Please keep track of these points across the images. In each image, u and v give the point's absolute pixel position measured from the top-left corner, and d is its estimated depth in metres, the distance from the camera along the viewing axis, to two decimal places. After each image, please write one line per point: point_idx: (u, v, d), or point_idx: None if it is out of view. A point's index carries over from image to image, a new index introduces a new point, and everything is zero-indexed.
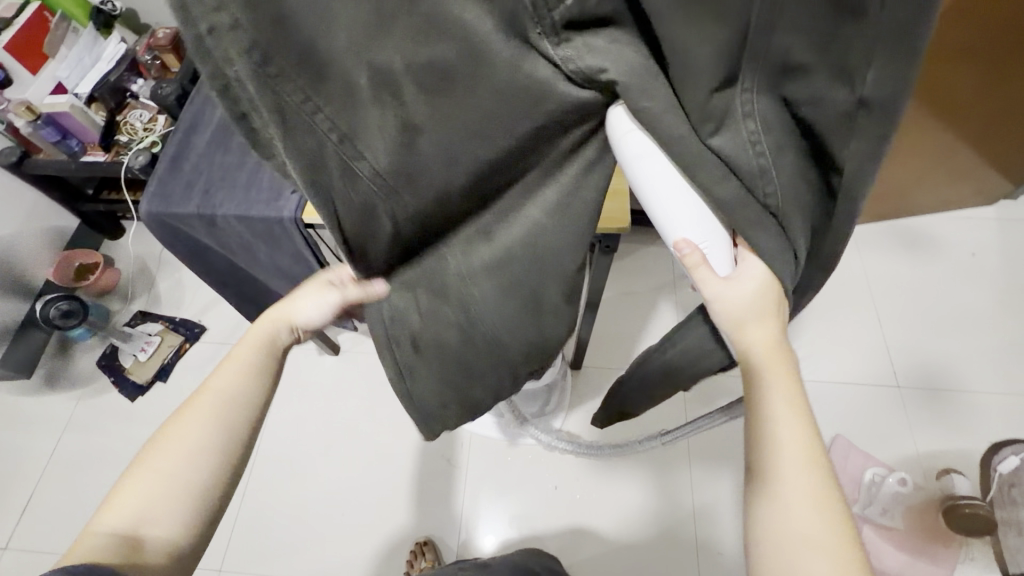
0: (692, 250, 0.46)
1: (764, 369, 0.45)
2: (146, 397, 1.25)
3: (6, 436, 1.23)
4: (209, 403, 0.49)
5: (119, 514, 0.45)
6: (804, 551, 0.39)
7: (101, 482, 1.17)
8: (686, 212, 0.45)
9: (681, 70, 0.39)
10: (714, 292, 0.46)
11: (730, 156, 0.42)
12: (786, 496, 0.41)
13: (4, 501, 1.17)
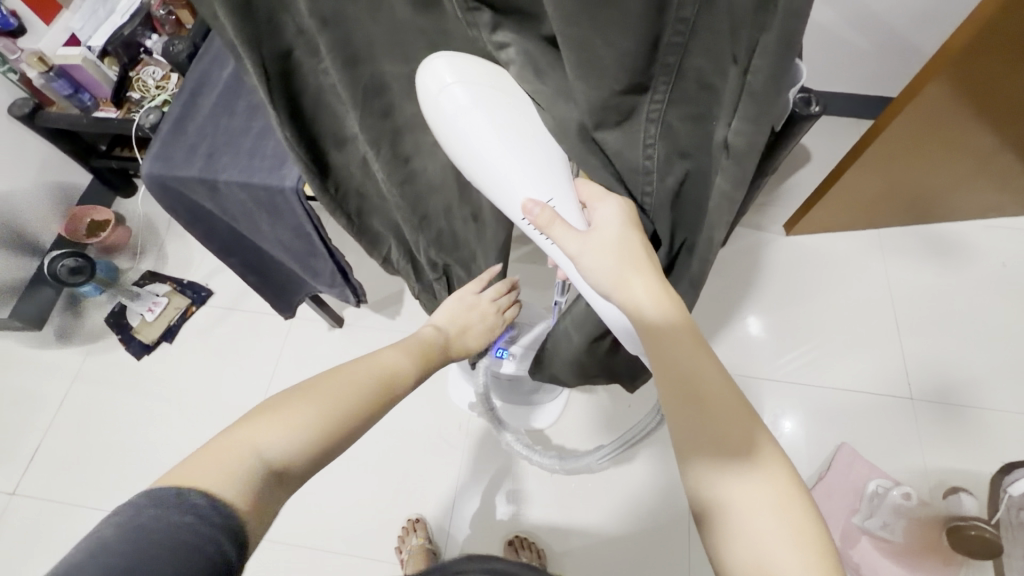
0: (541, 208, 0.47)
1: (671, 336, 0.45)
2: (153, 355, 1.27)
3: (15, 383, 1.25)
4: (373, 381, 0.50)
5: (261, 457, 0.40)
6: (758, 519, 0.39)
7: (106, 435, 1.20)
8: (514, 170, 0.46)
9: (586, 68, 0.40)
10: (576, 247, 0.48)
11: (620, 153, 0.47)
12: (726, 466, 0.41)
13: (12, 447, 1.20)
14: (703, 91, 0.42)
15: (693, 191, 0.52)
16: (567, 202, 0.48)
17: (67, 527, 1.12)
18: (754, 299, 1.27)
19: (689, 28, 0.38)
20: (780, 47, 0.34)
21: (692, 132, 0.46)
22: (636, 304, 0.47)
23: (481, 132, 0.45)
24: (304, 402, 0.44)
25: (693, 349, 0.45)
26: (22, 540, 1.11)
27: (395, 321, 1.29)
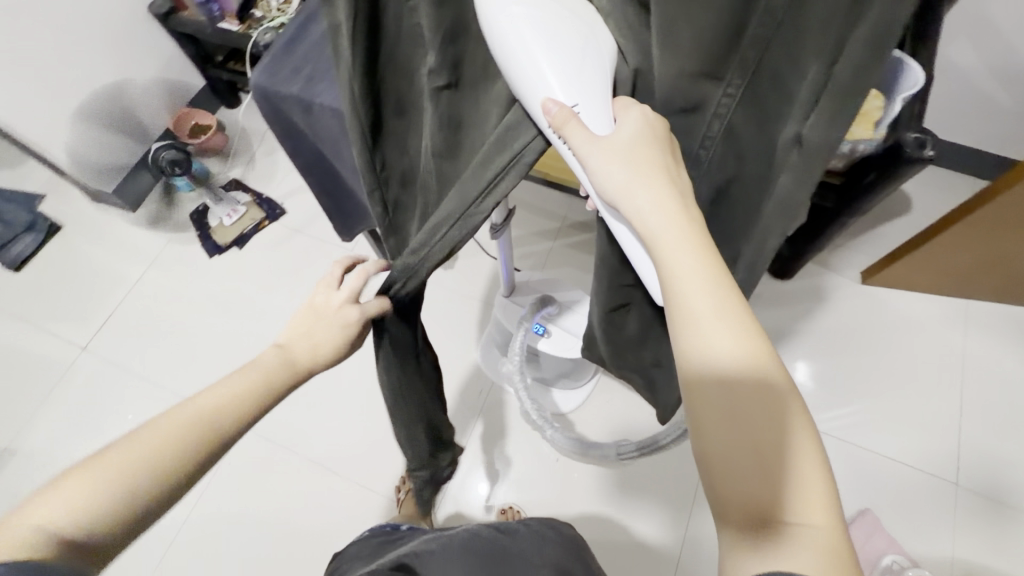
0: (559, 107, 0.44)
1: (679, 249, 0.43)
2: (223, 257, 1.37)
3: (102, 254, 1.38)
4: (203, 410, 0.47)
5: (56, 527, 0.39)
6: (767, 445, 0.38)
7: (169, 318, 1.31)
8: (551, 67, 0.45)
9: (674, 43, 0.43)
10: (590, 148, 0.45)
11: (683, 138, 0.50)
12: (738, 397, 0.40)
13: (90, 308, 1.33)
14: (771, 91, 0.45)
15: (735, 199, 0.52)
16: (593, 109, 0.46)
17: (122, 389, 1.24)
18: (808, 343, 1.21)
19: (778, 24, 0.42)
20: (869, 42, 0.38)
21: (758, 134, 0.48)
22: (648, 219, 0.44)
23: (527, 38, 0.45)
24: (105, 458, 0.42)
25: (701, 267, 0.42)
26: (86, 394, 1.24)
27: (442, 277, 1.32)
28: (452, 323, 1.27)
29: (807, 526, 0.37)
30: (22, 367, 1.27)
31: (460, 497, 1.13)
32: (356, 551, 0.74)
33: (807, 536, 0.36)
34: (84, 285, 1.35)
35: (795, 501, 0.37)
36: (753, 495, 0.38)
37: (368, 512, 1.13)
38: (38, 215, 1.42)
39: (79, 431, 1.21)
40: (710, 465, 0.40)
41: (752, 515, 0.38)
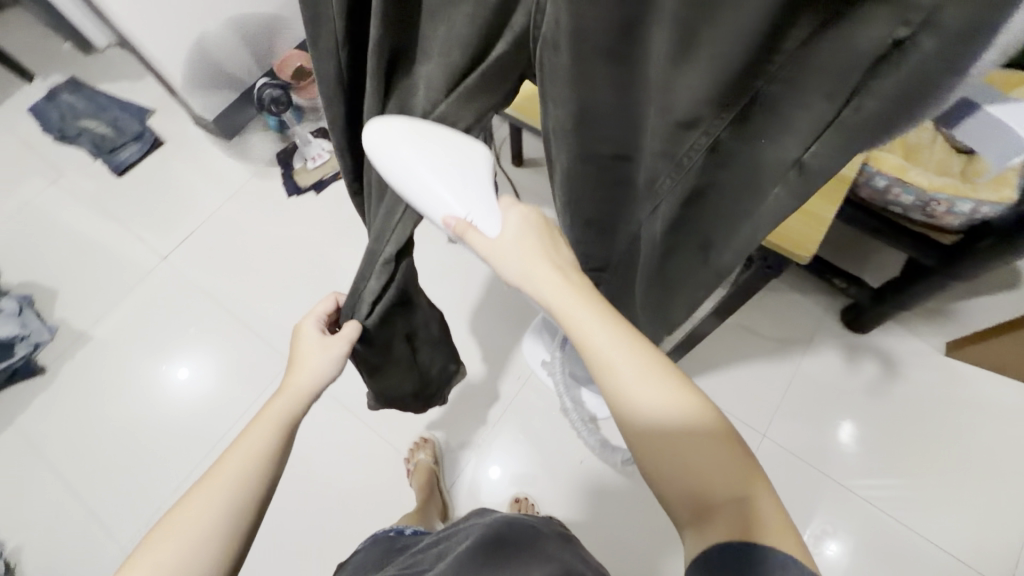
0: (457, 221, 0.46)
1: (573, 309, 0.43)
2: (299, 199, 1.43)
3: (195, 174, 1.47)
4: (240, 468, 0.48)
5: None
6: (686, 444, 0.39)
7: (242, 245, 1.38)
8: (441, 187, 0.45)
9: (681, 46, 0.32)
10: (488, 253, 0.47)
11: (664, 144, 0.40)
12: (650, 417, 0.40)
13: (175, 223, 1.42)
14: (766, 125, 0.34)
15: (705, 208, 0.44)
16: (485, 211, 0.47)
17: (189, 303, 1.33)
18: (867, 405, 1.13)
19: (796, 43, 0.29)
20: (899, 97, 0.27)
21: (747, 162, 0.37)
22: (540, 291, 0.45)
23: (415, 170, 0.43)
24: (151, 540, 0.44)
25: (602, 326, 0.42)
26: (161, 299, 1.34)
27: None
28: (503, 306, 1.28)
29: (739, 499, 0.37)
30: (111, 263, 1.38)
31: (478, 476, 1.16)
32: (359, 566, 0.73)
33: (741, 509, 0.36)
34: (174, 200, 1.45)
35: (724, 483, 0.38)
36: (688, 492, 0.39)
37: (389, 468, 1.18)
38: (148, 128, 1.53)
39: (148, 332, 1.30)
40: (653, 475, 0.40)
41: (693, 504, 0.38)
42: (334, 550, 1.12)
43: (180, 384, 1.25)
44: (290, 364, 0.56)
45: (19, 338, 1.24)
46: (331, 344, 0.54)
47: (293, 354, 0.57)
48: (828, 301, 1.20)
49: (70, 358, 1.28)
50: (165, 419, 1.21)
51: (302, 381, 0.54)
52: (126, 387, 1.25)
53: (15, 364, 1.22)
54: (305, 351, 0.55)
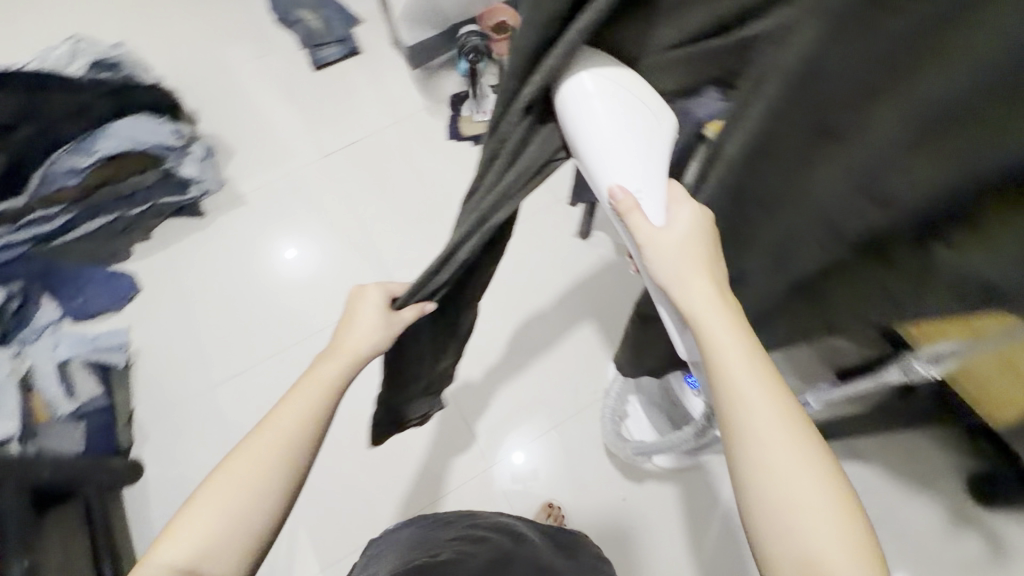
0: (625, 196, 0.47)
1: (722, 332, 0.47)
2: (456, 145, 1.48)
3: (376, 90, 1.57)
4: (271, 451, 0.55)
5: (167, 565, 0.51)
6: (800, 493, 0.44)
7: (392, 169, 1.47)
8: (625, 158, 0.47)
9: (898, 174, 0.35)
10: (646, 238, 0.48)
11: (810, 236, 0.44)
12: (772, 454, 0.45)
13: (344, 128, 1.53)
14: (929, 262, 0.37)
15: (842, 289, 0.44)
16: (654, 197, 0.48)
17: (331, 202, 1.44)
18: None
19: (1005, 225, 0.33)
20: None
21: (886, 280, 0.41)
22: (691, 300, 0.48)
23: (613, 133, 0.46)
24: (196, 503, 0.54)
25: (745, 355, 0.47)
26: (309, 191, 1.46)
27: (622, 273, 1.29)
28: (605, 318, 1.26)
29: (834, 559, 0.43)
30: (282, 145, 1.52)
31: (521, 466, 1.15)
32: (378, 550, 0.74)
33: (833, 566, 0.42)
34: (351, 107, 1.55)
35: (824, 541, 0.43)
36: (769, 495, 0.45)
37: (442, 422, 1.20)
38: (352, 36, 1.65)
39: (289, 215, 1.43)
40: (757, 514, 0.45)
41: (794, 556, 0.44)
42: (368, 472, 1.16)
43: (299, 269, 1.36)
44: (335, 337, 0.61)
45: (194, 182, 1.40)
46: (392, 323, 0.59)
47: (343, 325, 0.61)
48: (956, 458, 1.06)
49: (224, 213, 1.43)
50: (277, 294, 1.34)
51: (354, 347, 0.59)
52: (256, 255, 1.38)
53: (185, 202, 1.40)
54: (359, 320, 0.60)
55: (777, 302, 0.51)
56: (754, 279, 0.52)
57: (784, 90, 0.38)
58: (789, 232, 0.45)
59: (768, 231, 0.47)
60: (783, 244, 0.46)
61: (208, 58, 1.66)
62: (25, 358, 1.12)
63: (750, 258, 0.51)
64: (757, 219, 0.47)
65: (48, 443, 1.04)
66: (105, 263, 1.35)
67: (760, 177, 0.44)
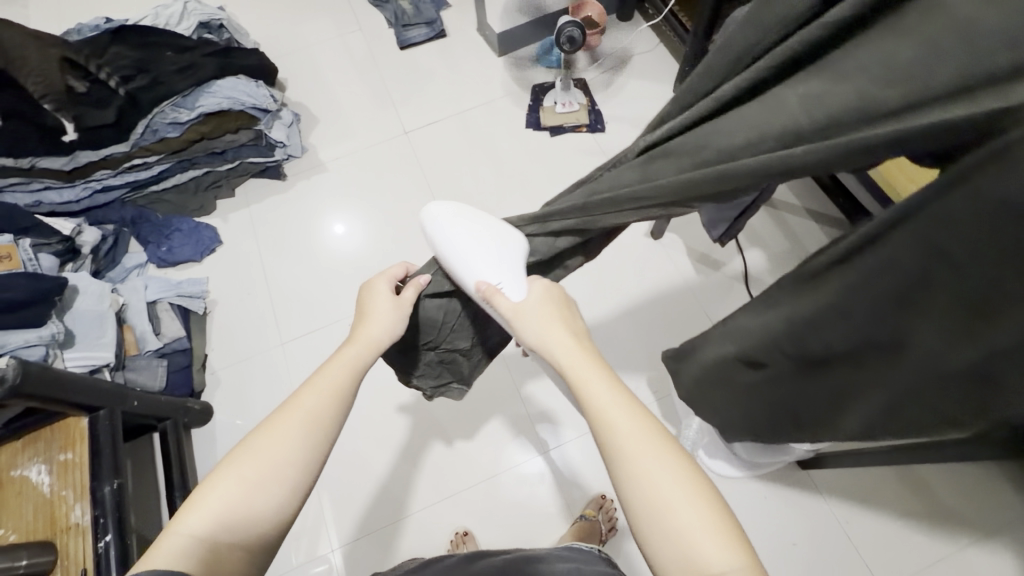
0: (487, 286, 0.58)
1: (591, 377, 0.51)
2: (534, 134, 1.49)
3: (459, 74, 1.59)
4: (309, 411, 0.50)
5: (189, 534, 0.44)
6: (677, 503, 0.44)
7: (469, 151, 1.49)
8: (475, 260, 0.59)
9: None
10: (511, 311, 0.57)
11: (979, 332, 0.36)
12: (658, 484, 0.44)
13: (425, 107, 1.56)
14: None
15: None
16: (514, 284, 0.59)
17: (407, 178, 1.47)
18: None
19: None
20: None
21: None
22: (561, 352, 0.53)
23: (464, 250, 0.61)
24: (223, 464, 0.48)
25: (607, 385, 0.50)
26: (386, 166, 1.49)
27: (692, 276, 1.28)
28: (673, 319, 1.24)
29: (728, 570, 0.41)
30: (364, 119, 1.56)
31: (575, 457, 1.15)
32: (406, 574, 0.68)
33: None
34: (433, 88, 1.58)
35: (713, 556, 0.41)
36: (673, 540, 0.43)
37: (500, 403, 1.20)
38: (440, 18, 1.67)
39: (352, 190, 1.46)
40: (645, 536, 0.44)
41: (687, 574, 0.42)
42: (422, 444, 1.18)
43: (354, 246, 1.39)
44: (359, 321, 0.60)
45: (280, 146, 1.46)
46: (404, 305, 0.61)
47: (365, 312, 0.61)
48: None
49: (304, 179, 1.48)
50: (329, 268, 1.37)
51: (374, 332, 0.58)
52: (313, 226, 1.42)
53: (269, 163, 1.45)
54: (380, 305, 0.60)
55: (945, 380, 0.40)
56: (918, 351, 0.40)
57: None
58: (991, 301, 0.34)
59: (949, 297, 0.36)
60: (971, 313, 0.35)
61: (300, 29, 1.71)
62: (119, 294, 1.18)
63: (918, 328, 0.39)
64: (935, 282, 0.36)
65: (135, 376, 1.10)
66: (192, 215, 1.41)
67: (962, 241, 0.34)
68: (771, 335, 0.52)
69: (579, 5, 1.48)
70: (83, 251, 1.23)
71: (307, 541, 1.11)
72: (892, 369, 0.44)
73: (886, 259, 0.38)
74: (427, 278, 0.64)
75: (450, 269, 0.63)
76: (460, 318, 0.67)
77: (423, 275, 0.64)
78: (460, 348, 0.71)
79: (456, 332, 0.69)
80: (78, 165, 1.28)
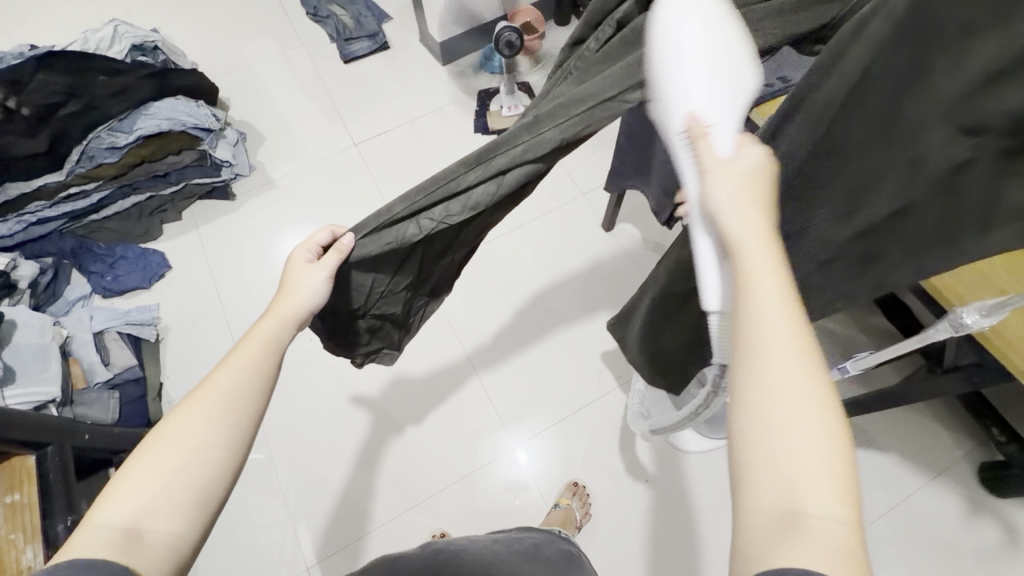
0: (697, 123, 0.48)
1: (762, 273, 0.40)
2: (483, 137, 1.52)
3: (405, 83, 1.61)
4: (228, 389, 0.50)
5: (106, 526, 0.41)
6: (796, 422, 0.34)
7: (422, 158, 1.50)
8: (691, 83, 0.49)
9: (920, 131, 0.43)
10: (711, 162, 0.46)
11: (833, 214, 0.51)
12: (777, 398, 0.35)
13: (374, 118, 1.57)
14: (919, 227, 0.49)
15: (890, 236, 0.51)
16: (726, 130, 0.49)
17: (361, 187, 1.47)
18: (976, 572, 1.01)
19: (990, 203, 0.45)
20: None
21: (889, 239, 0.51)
22: (741, 230, 0.42)
23: (690, 58, 0.49)
24: (138, 453, 0.45)
25: (772, 278, 0.39)
26: (337, 178, 1.49)
27: (645, 262, 1.33)
28: None
29: (827, 516, 0.32)
30: (311, 133, 1.55)
31: (547, 450, 1.16)
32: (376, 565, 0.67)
33: (824, 529, 0.31)
34: (379, 98, 1.60)
35: (818, 493, 0.32)
36: (778, 463, 0.34)
37: (469, 402, 1.21)
38: (382, 31, 1.69)
39: (305, 205, 1.45)
40: (746, 450, 0.35)
41: (777, 506, 0.33)
42: (393, 451, 1.17)
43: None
44: (278, 295, 0.60)
45: (227, 165, 1.43)
46: (320, 272, 0.60)
47: (282, 284, 0.60)
48: (973, 446, 1.10)
49: (254, 197, 1.46)
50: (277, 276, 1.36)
51: (286, 306, 0.58)
52: (265, 243, 1.40)
53: (216, 184, 1.42)
54: (302, 281, 0.60)
55: (827, 256, 0.55)
56: (817, 231, 0.53)
57: (887, 36, 0.39)
58: (853, 178, 0.48)
59: (833, 191, 0.50)
60: (850, 192, 0.49)
61: (239, 48, 1.70)
62: (62, 326, 1.14)
63: (816, 212, 0.52)
64: (822, 167, 0.48)
65: (85, 410, 1.05)
66: (137, 241, 1.37)
67: (831, 125, 0.45)
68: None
69: (518, 11, 1.55)
70: (20, 286, 1.18)
71: (283, 563, 1.08)
72: (798, 259, 0.56)
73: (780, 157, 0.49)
74: (349, 240, 0.61)
75: (377, 236, 0.60)
76: (393, 284, 0.67)
77: (347, 236, 0.61)
78: (393, 313, 0.71)
79: (388, 298, 0.69)
80: (9, 197, 1.26)
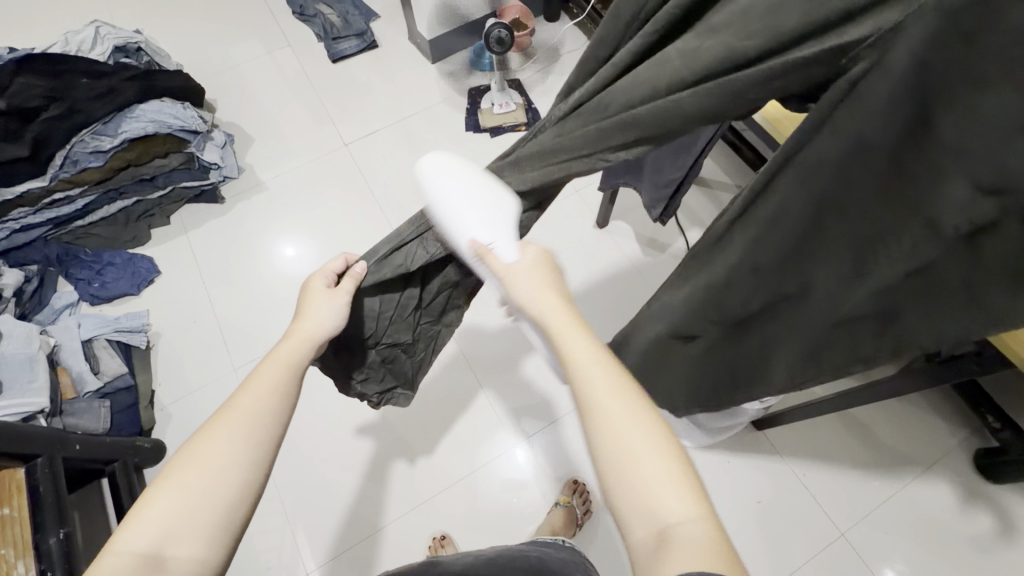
0: (481, 245, 0.54)
1: (571, 333, 0.50)
2: (475, 135, 1.51)
3: (395, 82, 1.60)
4: (251, 411, 0.49)
5: (130, 550, 0.42)
6: (643, 456, 0.43)
7: (414, 158, 1.49)
8: (460, 216, 0.54)
9: (934, 190, 0.36)
10: (503, 273, 0.54)
11: (826, 279, 0.46)
12: (629, 437, 0.44)
13: (364, 118, 1.55)
14: (924, 300, 0.41)
15: (883, 308, 0.44)
16: (507, 243, 0.55)
17: (353, 189, 1.46)
18: (973, 560, 1.02)
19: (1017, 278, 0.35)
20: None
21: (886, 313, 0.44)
22: (547, 316, 0.51)
23: (446, 203, 0.55)
24: (161, 478, 0.45)
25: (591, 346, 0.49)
26: (328, 180, 1.47)
27: (640, 259, 1.32)
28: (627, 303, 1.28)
29: (688, 522, 0.41)
30: (301, 135, 1.53)
31: (546, 447, 1.16)
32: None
33: (688, 535, 0.40)
34: (368, 98, 1.58)
35: (676, 507, 0.41)
36: (641, 493, 0.42)
37: (467, 402, 1.20)
38: (370, 30, 1.67)
39: (297, 208, 1.43)
40: (613, 482, 0.43)
41: (651, 531, 0.41)
42: (390, 454, 1.16)
43: (303, 270, 1.35)
44: (292, 322, 0.58)
45: (215, 167, 1.41)
46: (341, 296, 0.59)
47: (299, 308, 0.59)
48: (968, 436, 1.11)
49: (243, 199, 1.44)
50: (271, 281, 1.34)
51: (306, 326, 0.57)
52: (259, 250, 1.38)
53: (205, 187, 1.41)
54: (318, 305, 0.59)
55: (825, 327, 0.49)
56: (827, 277, 0.46)
57: (895, 86, 0.35)
58: (854, 240, 0.43)
59: (829, 255, 0.45)
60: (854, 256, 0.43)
61: (224, 48, 1.67)
62: (49, 335, 1.12)
63: (825, 257, 0.45)
64: (822, 226, 0.44)
65: (75, 420, 1.04)
66: (124, 247, 1.35)
67: (828, 180, 0.41)
68: (698, 301, 0.57)
69: (507, 8, 1.53)
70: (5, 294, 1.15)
71: (282, 569, 1.07)
72: (807, 318, 0.50)
73: (777, 209, 0.45)
74: (363, 268, 0.61)
75: (388, 260, 0.61)
76: (404, 305, 0.66)
77: (360, 265, 0.61)
78: (403, 341, 0.70)
79: (398, 323, 0.68)
80: None
